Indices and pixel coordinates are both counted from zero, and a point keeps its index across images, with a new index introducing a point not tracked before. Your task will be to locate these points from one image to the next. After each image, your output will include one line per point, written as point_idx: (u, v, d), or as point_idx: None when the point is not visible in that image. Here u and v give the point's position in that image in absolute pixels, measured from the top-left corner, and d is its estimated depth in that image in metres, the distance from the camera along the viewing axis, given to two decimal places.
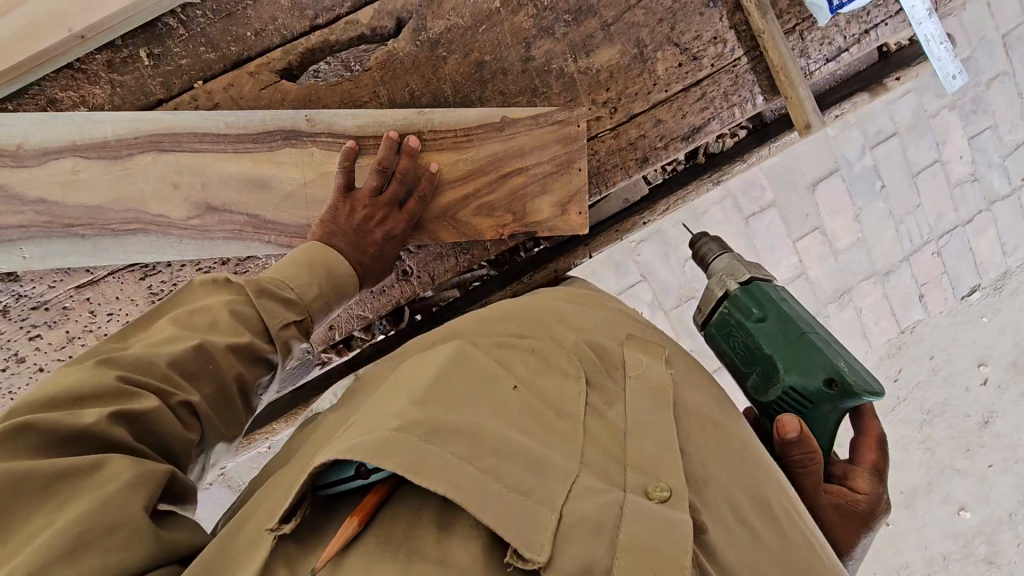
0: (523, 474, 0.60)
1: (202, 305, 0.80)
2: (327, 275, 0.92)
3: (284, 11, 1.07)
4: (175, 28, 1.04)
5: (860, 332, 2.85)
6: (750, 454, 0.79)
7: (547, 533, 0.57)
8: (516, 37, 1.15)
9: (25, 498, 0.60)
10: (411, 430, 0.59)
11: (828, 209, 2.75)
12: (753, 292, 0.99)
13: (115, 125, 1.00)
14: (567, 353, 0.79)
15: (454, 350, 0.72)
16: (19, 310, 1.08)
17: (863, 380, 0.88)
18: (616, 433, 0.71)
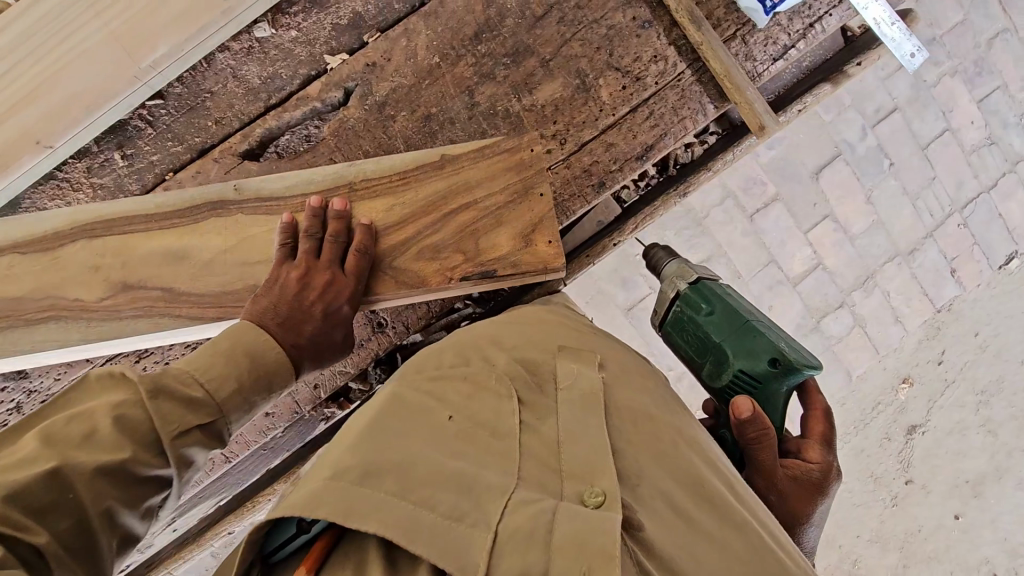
0: (457, 499, 0.70)
1: (79, 409, 0.72)
2: (248, 362, 0.89)
3: (239, 97, 1.15)
4: (143, 128, 1.14)
5: (892, 316, 2.73)
6: (684, 444, 0.85)
7: (482, 553, 0.66)
8: (459, 87, 1.19)
9: None
10: (342, 478, 0.69)
11: (835, 196, 2.66)
12: (701, 290, 1.12)
13: (55, 218, 1.07)
14: (497, 374, 0.86)
15: (390, 397, 0.82)
16: (31, 405, 1.17)
17: (801, 356, 1.02)
18: (551, 447, 0.79)
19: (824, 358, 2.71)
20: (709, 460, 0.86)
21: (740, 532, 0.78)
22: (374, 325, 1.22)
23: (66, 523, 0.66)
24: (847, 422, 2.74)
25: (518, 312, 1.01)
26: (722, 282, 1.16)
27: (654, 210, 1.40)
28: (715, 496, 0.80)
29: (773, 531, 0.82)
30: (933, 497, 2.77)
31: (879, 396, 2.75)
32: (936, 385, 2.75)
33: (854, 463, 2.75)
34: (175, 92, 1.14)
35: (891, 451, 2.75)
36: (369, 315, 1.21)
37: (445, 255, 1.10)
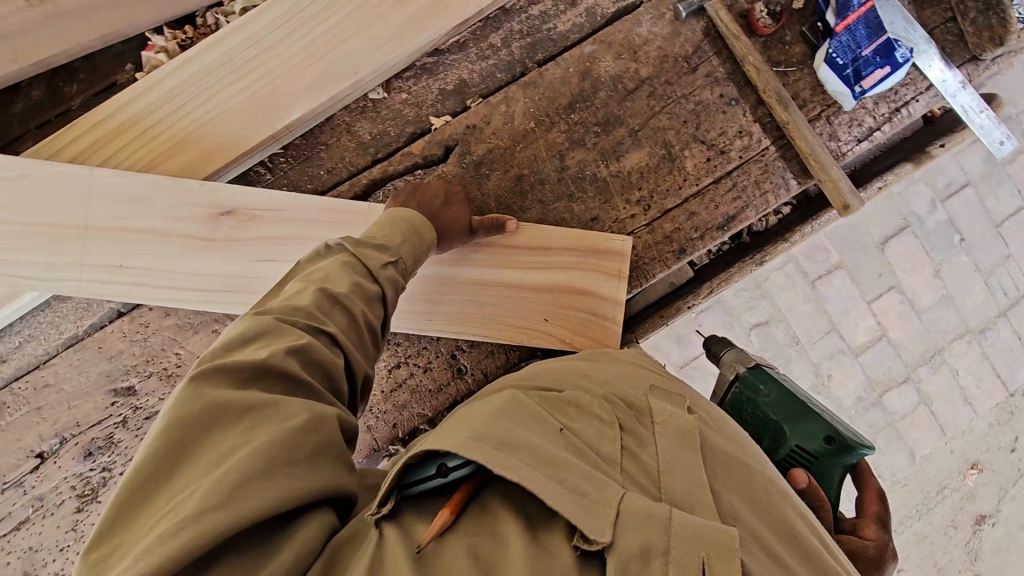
0: (581, 479, 0.61)
1: (316, 267, 0.89)
2: (407, 228, 1.03)
3: (350, 151, 1.26)
4: (263, 174, 1.24)
5: (961, 396, 2.62)
6: (781, 495, 0.72)
7: (609, 518, 0.58)
8: (550, 151, 1.27)
9: (225, 423, 0.63)
10: (484, 439, 0.62)
11: (901, 268, 2.61)
12: (759, 372, 1.12)
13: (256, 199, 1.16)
14: (599, 399, 0.77)
15: (509, 398, 0.73)
16: (136, 420, 1.19)
17: (855, 435, 1.02)
18: (650, 475, 0.68)
19: (885, 434, 2.60)
20: (810, 521, 0.72)
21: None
22: (453, 369, 1.25)
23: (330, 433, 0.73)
24: (912, 505, 2.59)
25: (593, 355, 0.97)
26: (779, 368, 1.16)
27: (729, 275, 1.41)
28: (826, 561, 0.65)
29: None
30: None
31: (945, 479, 2.60)
32: (1009, 473, 2.60)
33: (917, 551, 2.57)
34: (295, 144, 1.25)
35: (956, 540, 2.57)
36: (450, 360, 1.25)
37: (529, 274, 1.22)
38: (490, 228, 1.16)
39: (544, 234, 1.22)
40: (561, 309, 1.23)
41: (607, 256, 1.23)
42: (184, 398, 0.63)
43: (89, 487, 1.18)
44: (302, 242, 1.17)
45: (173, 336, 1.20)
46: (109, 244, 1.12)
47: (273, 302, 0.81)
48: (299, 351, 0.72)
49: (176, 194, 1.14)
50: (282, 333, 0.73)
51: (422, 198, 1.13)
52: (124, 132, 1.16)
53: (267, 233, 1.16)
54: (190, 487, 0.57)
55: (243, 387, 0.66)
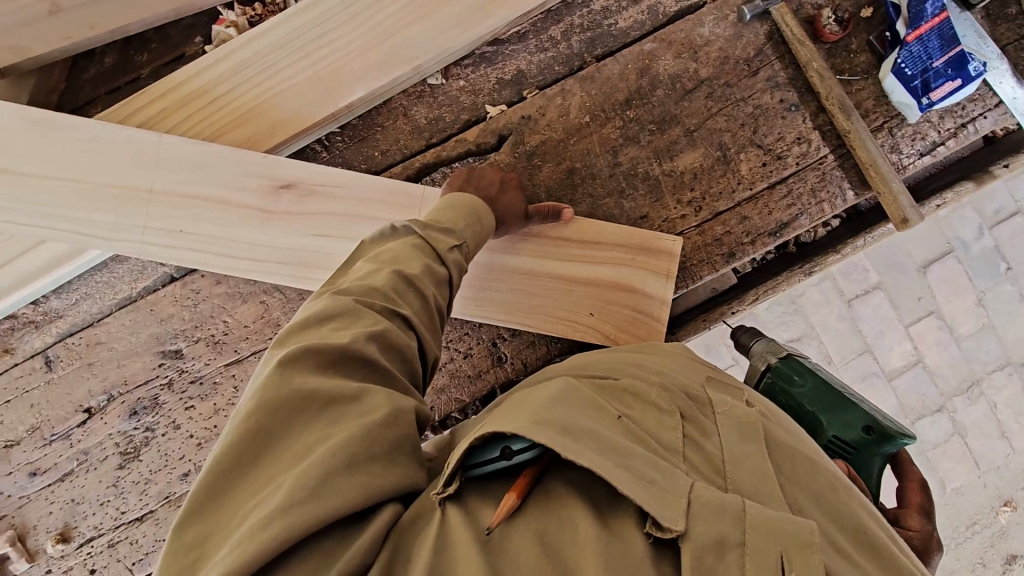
0: (647, 465, 0.59)
1: (384, 248, 0.93)
2: (472, 214, 1.05)
3: (406, 134, 1.27)
4: (319, 152, 1.27)
5: (998, 430, 2.54)
6: (853, 496, 0.68)
7: (681, 505, 0.56)
8: (603, 146, 1.27)
9: (311, 410, 0.67)
10: (546, 424, 0.60)
11: (943, 293, 2.54)
12: (792, 362, 1.08)
13: (318, 176, 1.18)
14: (658, 388, 0.72)
15: (565, 385, 0.69)
16: (181, 383, 1.22)
17: (895, 424, 0.96)
18: (715, 467, 0.64)
19: (915, 461, 2.53)
20: (881, 525, 0.67)
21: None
22: (494, 357, 1.25)
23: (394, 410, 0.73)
24: (939, 537, 2.50)
25: (641, 347, 0.94)
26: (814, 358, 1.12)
27: (775, 284, 1.39)
28: (905, 571, 0.61)
29: None
30: None
31: (975, 514, 2.51)
32: None
33: None
34: (352, 124, 1.27)
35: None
36: (490, 348, 1.25)
37: (577, 267, 1.21)
38: (544, 216, 1.16)
39: (597, 229, 1.21)
40: (605, 303, 1.21)
41: (657, 255, 1.21)
42: (274, 379, 0.67)
43: (131, 446, 1.21)
44: (361, 220, 1.18)
45: (222, 303, 1.22)
46: (171, 209, 1.15)
47: (346, 282, 0.85)
48: (376, 337, 0.75)
49: (238, 165, 1.16)
50: (362, 317, 0.76)
51: (478, 185, 1.14)
52: (192, 102, 1.20)
53: (326, 210, 1.18)
54: (284, 473, 0.62)
55: (325, 372, 0.70)
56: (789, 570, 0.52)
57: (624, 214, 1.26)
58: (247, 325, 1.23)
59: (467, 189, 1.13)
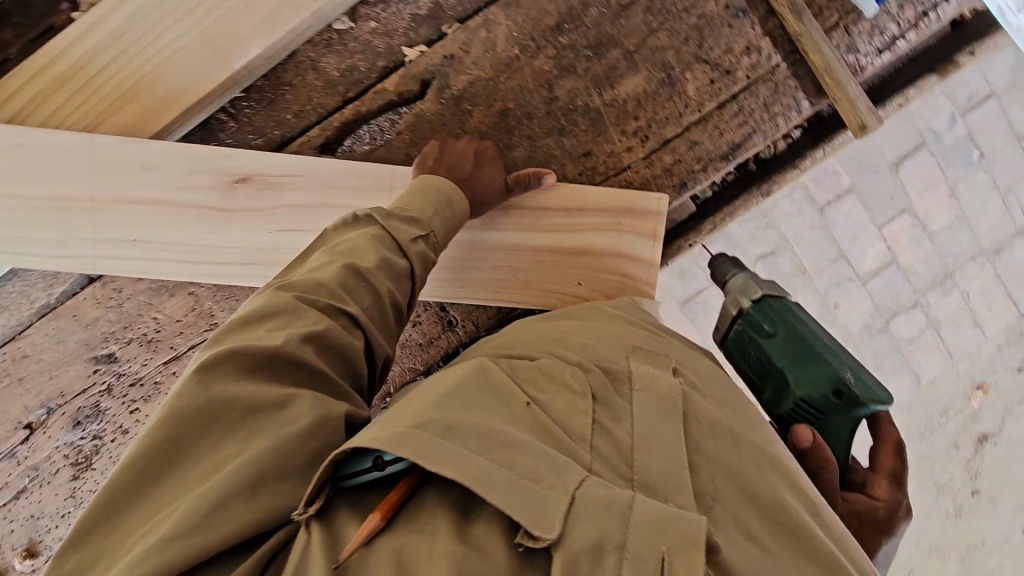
0: (536, 461, 0.56)
1: (342, 239, 0.90)
2: (443, 201, 0.98)
3: (318, 90, 1.14)
4: (225, 122, 1.13)
5: (970, 319, 2.58)
6: (769, 461, 0.70)
7: (559, 510, 0.54)
8: (537, 81, 1.15)
9: (223, 422, 0.64)
10: (427, 425, 0.57)
11: (915, 189, 2.49)
12: (763, 308, 1.06)
13: (248, 162, 1.07)
14: (574, 368, 0.72)
15: (476, 366, 0.69)
16: (121, 387, 1.17)
17: (868, 389, 0.91)
18: (624, 453, 0.64)
19: (890, 359, 2.56)
20: (796, 488, 0.70)
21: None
22: (444, 322, 1.20)
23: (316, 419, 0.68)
24: (914, 427, 2.59)
25: (579, 312, 0.95)
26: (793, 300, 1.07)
27: (733, 209, 1.32)
28: (807, 536, 0.64)
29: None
30: (1000, 509, 2.59)
31: (949, 401, 2.59)
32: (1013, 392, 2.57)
33: (918, 470, 2.58)
34: (257, 86, 1.13)
35: (959, 458, 2.57)
36: (440, 313, 1.20)
37: (556, 237, 1.14)
38: (525, 183, 1.09)
39: (577, 195, 1.13)
40: (590, 270, 1.15)
41: (639, 216, 1.14)
42: (186, 390, 0.64)
43: (82, 455, 1.18)
44: (311, 210, 1.08)
45: (148, 300, 1.15)
46: (122, 216, 1.05)
47: (296, 277, 0.83)
48: (313, 338, 0.73)
49: (187, 160, 1.05)
50: (297, 315, 0.75)
51: (450, 163, 1.05)
52: (66, 81, 1.05)
53: (287, 203, 1.08)
54: (183, 496, 0.60)
55: (244, 377, 0.67)
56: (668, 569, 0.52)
57: (592, 165, 1.17)
58: (180, 319, 1.15)
59: (438, 168, 1.04)
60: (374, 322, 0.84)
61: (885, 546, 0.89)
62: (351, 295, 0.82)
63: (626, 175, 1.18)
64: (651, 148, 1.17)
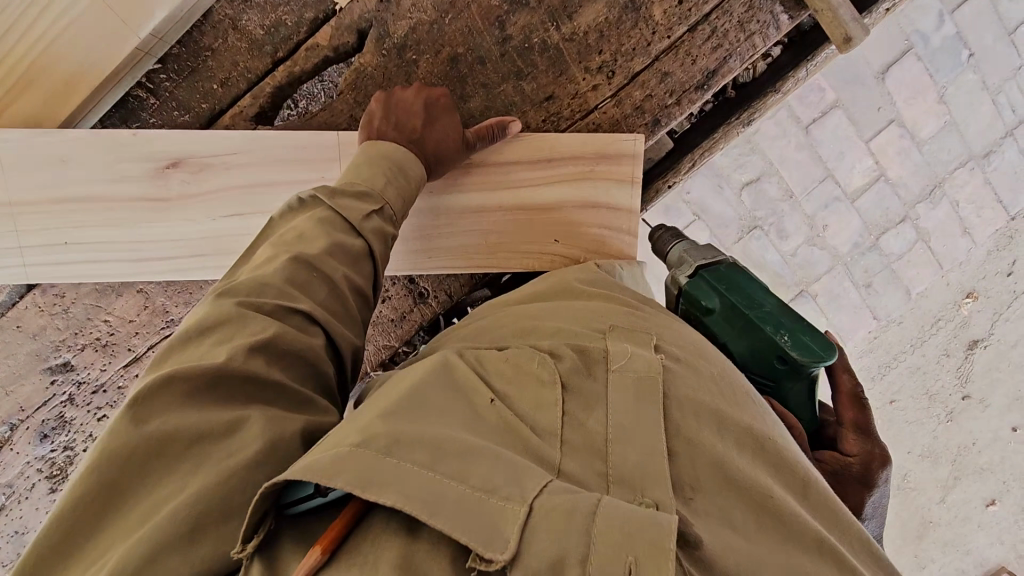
0: (491, 471, 0.58)
1: (287, 227, 0.81)
2: (394, 168, 0.90)
3: (243, 52, 1.02)
4: (145, 99, 1.02)
5: (960, 228, 2.53)
6: (750, 436, 0.72)
7: (514, 525, 0.54)
8: (486, 19, 1.03)
9: (170, 455, 0.61)
10: (370, 445, 0.59)
11: (902, 97, 2.38)
12: (697, 284, 1.03)
13: (173, 142, 0.96)
14: (540, 359, 0.77)
15: (436, 364, 0.74)
16: (82, 396, 1.11)
17: (803, 349, 0.89)
18: (595, 445, 0.68)
19: (881, 277, 2.52)
20: (780, 464, 0.71)
21: (816, 553, 0.63)
22: (414, 295, 1.13)
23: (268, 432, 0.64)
24: (904, 340, 2.59)
25: (548, 289, 0.97)
26: (726, 263, 1.05)
27: (713, 142, 1.23)
28: (786, 509, 0.65)
29: (852, 540, 0.68)
30: (992, 410, 2.61)
31: (939, 312, 2.57)
32: (1004, 297, 2.55)
33: (908, 381, 2.60)
34: (173, 54, 1.01)
35: (949, 366, 2.59)
36: (409, 286, 1.13)
37: (530, 192, 1.06)
38: (490, 136, 0.99)
39: (545, 144, 1.05)
40: (568, 225, 1.07)
41: (615, 161, 1.06)
42: (124, 428, 0.61)
43: (56, 468, 1.14)
44: (259, 190, 0.98)
45: (95, 303, 1.07)
46: (49, 220, 0.96)
47: (241, 275, 0.76)
48: (263, 347, 0.68)
49: (108, 150, 0.95)
50: (240, 323, 0.68)
51: (400, 120, 0.94)
52: None
53: (227, 185, 0.98)
54: (118, 544, 0.57)
55: (188, 405, 0.63)
56: None
57: (556, 109, 1.07)
58: (132, 319, 1.08)
59: (388, 128, 0.94)
60: (336, 315, 0.78)
61: (873, 502, 0.86)
62: (303, 286, 0.75)
63: (594, 117, 1.08)
64: (619, 86, 1.07)
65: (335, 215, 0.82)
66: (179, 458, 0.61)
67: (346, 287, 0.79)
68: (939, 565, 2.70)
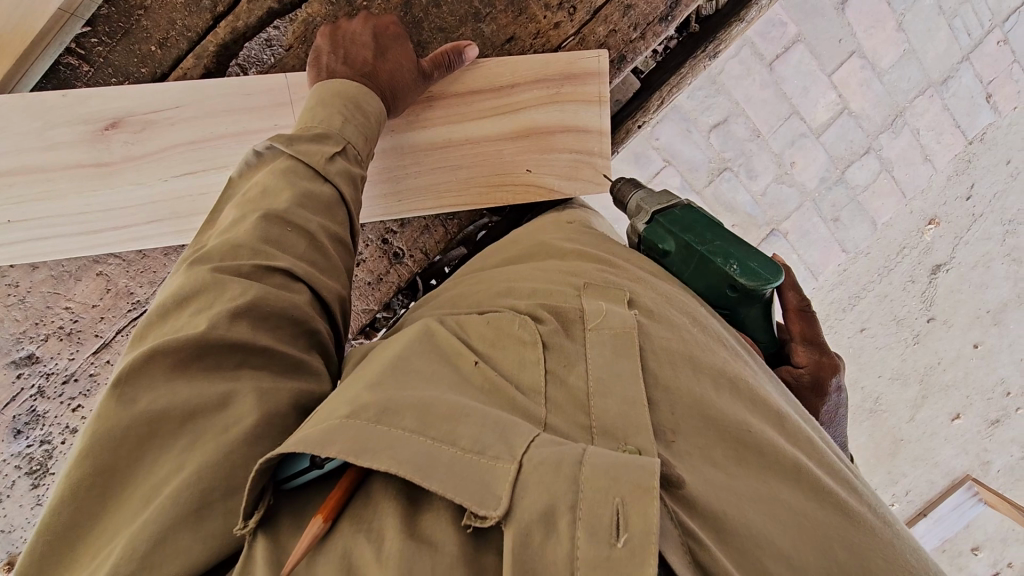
0: (480, 432, 0.59)
1: (251, 186, 0.78)
2: (354, 108, 0.84)
3: (180, 9, 0.95)
4: (78, 67, 0.94)
5: (922, 155, 2.57)
6: (725, 379, 0.76)
7: (505, 483, 0.55)
8: None
9: (151, 432, 0.59)
10: (360, 414, 0.59)
11: (863, 28, 2.40)
12: (653, 228, 1.01)
13: (109, 99, 0.86)
14: (521, 319, 0.79)
15: (420, 333, 0.76)
16: (53, 388, 1.07)
17: (755, 276, 0.88)
18: (579, 399, 0.69)
19: (848, 210, 2.57)
20: (755, 402, 0.75)
21: (790, 482, 0.67)
22: (390, 256, 1.10)
23: (248, 398, 0.62)
24: (871, 270, 2.65)
25: (529, 249, 0.98)
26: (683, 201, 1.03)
27: (681, 78, 1.20)
28: (760, 445, 0.69)
29: (828, 466, 0.72)
30: (954, 329, 2.73)
31: (904, 239, 2.64)
32: (963, 221, 2.64)
33: (877, 308, 2.69)
34: (103, 14, 0.93)
35: (914, 292, 2.68)
36: (383, 246, 1.09)
37: (497, 121, 0.99)
38: (447, 63, 0.92)
39: (505, 68, 0.97)
40: (541, 152, 1.01)
41: (581, 81, 1.00)
42: (109, 408, 0.60)
43: (36, 462, 1.12)
44: (210, 144, 0.89)
45: (53, 290, 1.01)
46: None
47: (211, 240, 0.73)
48: (245, 312, 0.65)
49: (35, 114, 0.84)
50: (213, 291, 0.66)
51: (347, 54, 0.87)
52: None
53: (175, 142, 0.88)
54: (122, 528, 0.55)
55: (176, 378, 0.62)
56: (625, 523, 0.52)
57: (519, 50, 1.03)
58: (95, 305, 1.03)
59: (336, 63, 0.87)
60: (316, 266, 0.75)
61: (826, 404, 0.95)
62: (276, 241, 0.72)
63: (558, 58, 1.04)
64: (581, 23, 1.03)
65: (296, 163, 0.78)
66: (157, 435, 0.60)
67: (323, 239, 0.76)
68: (910, 478, 2.87)
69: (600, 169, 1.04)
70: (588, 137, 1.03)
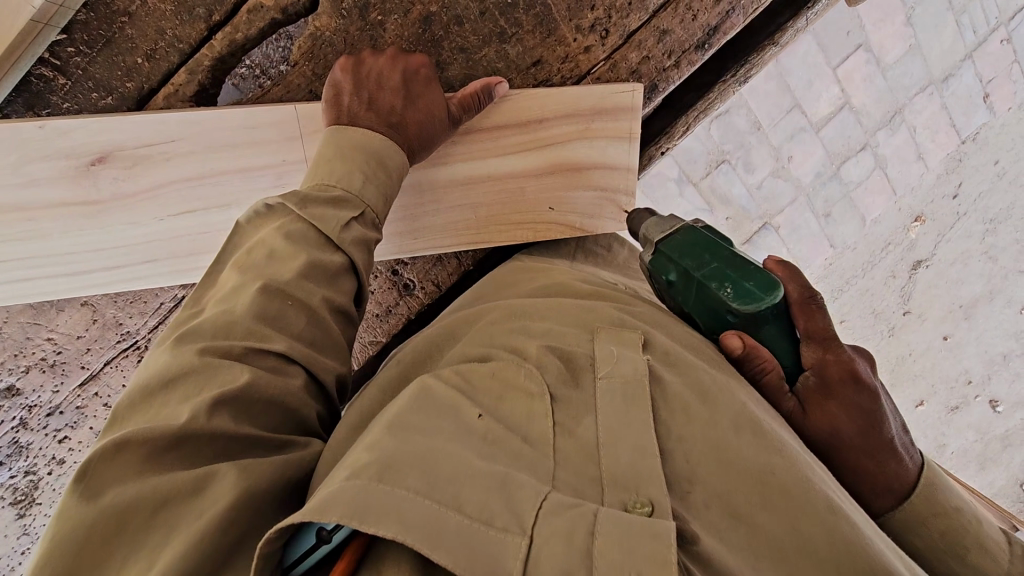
0: (488, 498, 0.55)
1: (254, 242, 0.72)
2: (377, 165, 0.79)
3: (169, 17, 0.86)
4: (53, 79, 0.85)
5: (915, 153, 2.54)
6: (745, 420, 0.68)
7: (516, 559, 0.52)
8: None
9: (128, 534, 0.53)
10: (363, 475, 0.55)
11: (873, 20, 2.35)
12: (656, 257, 0.89)
13: (96, 135, 0.82)
14: (528, 368, 0.71)
15: (415, 390, 0.67)
16: (37, 420, 1.04)
17: (754, 299, 0.78)
18: (588, 450, 0.63)
19: (839, 206, 2.53)
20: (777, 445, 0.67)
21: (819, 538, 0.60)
22: (400, 287, 1.08)
23: (232, 487, 0.56)
24: (856, 266, 2.64)
25: (547, 287, 0.89)
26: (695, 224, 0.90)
27: (708, 103, 1.14)
28: (785, 496, 0.62)
29: (859, 517, 0.65)
30: (928, 323, 2.74)
31: (889, 236, 2.63)
32: (947, 219, 2.64)
33: (858, 302, 2.69)
34: (80, 20, 0.84)
35: (895, 287, 2.68)
36: (393, 278, 1.07)
37: (523, 157, 0.95)
38: (477, 104, 0.87)
39: (534, 102, 0.93)
40: (564, 190, 0.98)
41: (614, 116, 0.96)
42: (74, 507, 0.53)
43: (21, 493, 1.09)
44: (212, 181, 0.87)
45: (33, 321, 0.96)
46: None
47: (208, 307, 0.68)
48: (231, 401, 0.60)
49: (9, 148, 0.79)
50: (211, 376, 0.60)
51: (372, 97, 0.82)
52: None
53: (171, 179, 0.85)
54: None
55: (147, 473, 0.55)
56: None
57: (545, 79, 0.97)
58: (81, 335, 0.99)
59: (359, 106, 0.81)
60: (315, 344, 0.70)
61: (849, 392, 0.75)
62: (273, 320, 0.67)
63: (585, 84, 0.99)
64: (611, 47, 0.97)
65: (307, 226, 0.72)
66: (127, 531, 0.53)
67: (326, 310, 0.71)
68: None
69: (622, 207, 1.01)
70: (616, 174, 0.99)
